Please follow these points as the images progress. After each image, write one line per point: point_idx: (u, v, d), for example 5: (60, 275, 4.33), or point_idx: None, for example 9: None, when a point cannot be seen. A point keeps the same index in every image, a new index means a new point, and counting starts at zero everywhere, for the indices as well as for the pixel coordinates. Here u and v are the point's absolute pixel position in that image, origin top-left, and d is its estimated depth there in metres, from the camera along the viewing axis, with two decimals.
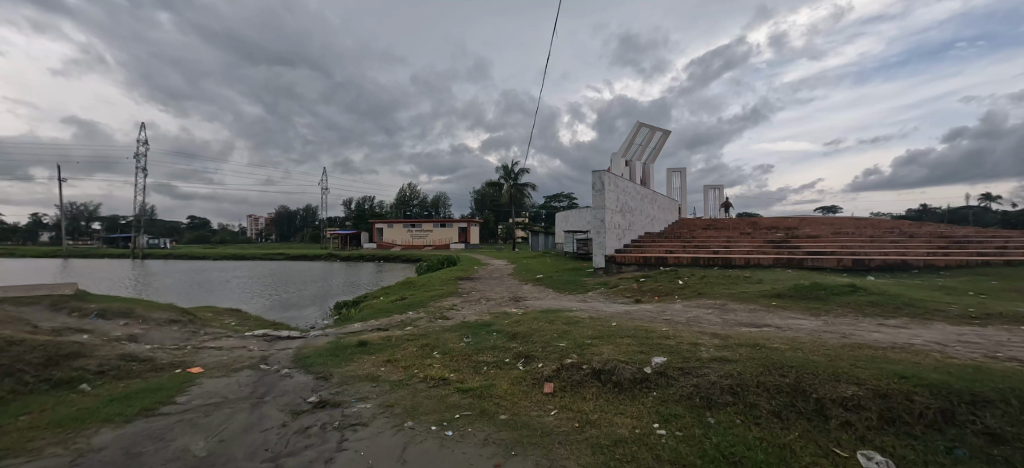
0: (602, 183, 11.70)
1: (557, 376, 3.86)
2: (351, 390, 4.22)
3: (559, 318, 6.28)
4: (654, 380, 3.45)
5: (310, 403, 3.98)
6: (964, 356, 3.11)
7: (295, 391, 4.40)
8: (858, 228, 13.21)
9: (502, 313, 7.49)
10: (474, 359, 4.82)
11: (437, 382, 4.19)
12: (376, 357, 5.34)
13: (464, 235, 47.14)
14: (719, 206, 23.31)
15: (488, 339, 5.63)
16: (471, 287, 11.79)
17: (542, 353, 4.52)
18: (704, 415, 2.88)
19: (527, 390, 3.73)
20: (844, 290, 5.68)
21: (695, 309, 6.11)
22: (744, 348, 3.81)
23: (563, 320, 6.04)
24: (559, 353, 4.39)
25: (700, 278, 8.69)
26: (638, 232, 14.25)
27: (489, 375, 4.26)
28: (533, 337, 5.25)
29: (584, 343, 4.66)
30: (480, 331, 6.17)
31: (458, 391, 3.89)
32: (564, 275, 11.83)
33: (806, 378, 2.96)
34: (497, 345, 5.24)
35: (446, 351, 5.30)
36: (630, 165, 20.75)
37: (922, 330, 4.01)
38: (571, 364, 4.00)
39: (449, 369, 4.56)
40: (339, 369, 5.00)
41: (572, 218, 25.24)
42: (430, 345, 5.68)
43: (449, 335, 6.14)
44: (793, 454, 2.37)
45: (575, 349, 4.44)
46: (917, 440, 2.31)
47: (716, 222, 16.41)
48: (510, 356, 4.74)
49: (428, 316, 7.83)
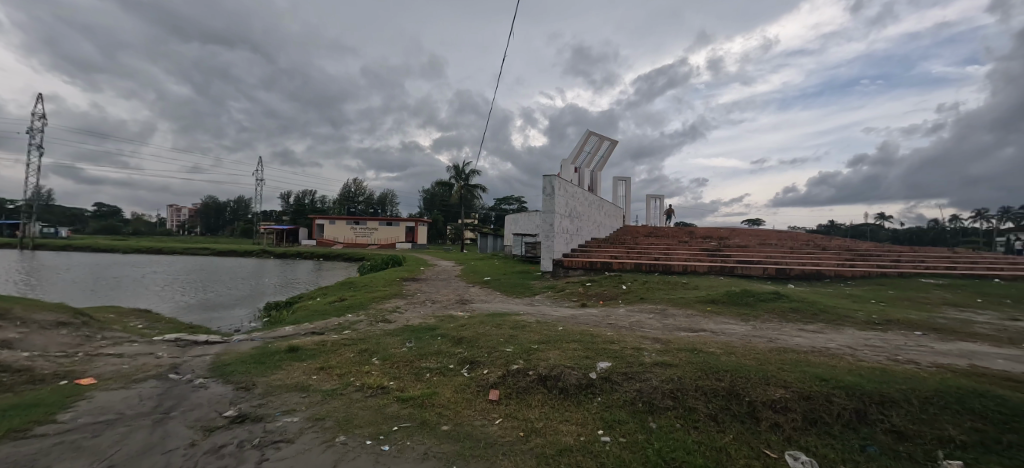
0: (552, 188, 11.86)
1: (503, 382, 3.74)
2: (277, 402, 3.79)
3: (506, 322, 6.19)
4: (599, 385, 3.44)
5: (226, 418, 3.50)
6: (871, 359, 3.44)
7: (210, 403, 3.86)
8: (779, 240, 14.56)
9: (448, 316, 7.25)
10: (416, 366, 4.56)
11: (375, 391, 3.89)
12: (308, 364, 4.88)
13: (411, 235, 45.76)
14: (660, 215, 24.69)
15: (432, 343, 5.38)
16: (415, 288, 11.36)
17: (487, 359, 4.38)
18: (646, 420, 2.91)
19: (470, 398, 3.57)
20: (770, 297, 6.15)
21: (638, 314, 6.30)
22: (683, 352, 3.94)
23: (510, 324, 5.95)
24: (505, 359, 4.28)
25: (642, 284, 9.05)
26: (585, 237, 14.65)
27: (431, 382, 4.04)
28: (479, 342, 5.09)
29: (531, 347, 4.59)
30: (425, 335, 5.90)
31: (398, 401, 3.64)
32: (512, 278, 11.80)
33: (739, 382, 3.09)
34: (442, 350, 5.02)
35: (387, 357, 4.98)
36: (579, 172, 21.33)
37: (835, 334, 4.42)
38: (517, 369, 3.90)
39: (389, 377, 4.27)
40: (264, 378, 4.50)
41: (522, 222, 25.42)
42: (369, 350, 5.31)
43: (391, 339, 5.79)
44: (728, 456, 2.44)
45: (521, 354, 4.35)
46: (835, 439, 2.47)
47: (657, 230, 17.32)
48: (454, 361, 4.55)
49: (369, 319, 7.37)
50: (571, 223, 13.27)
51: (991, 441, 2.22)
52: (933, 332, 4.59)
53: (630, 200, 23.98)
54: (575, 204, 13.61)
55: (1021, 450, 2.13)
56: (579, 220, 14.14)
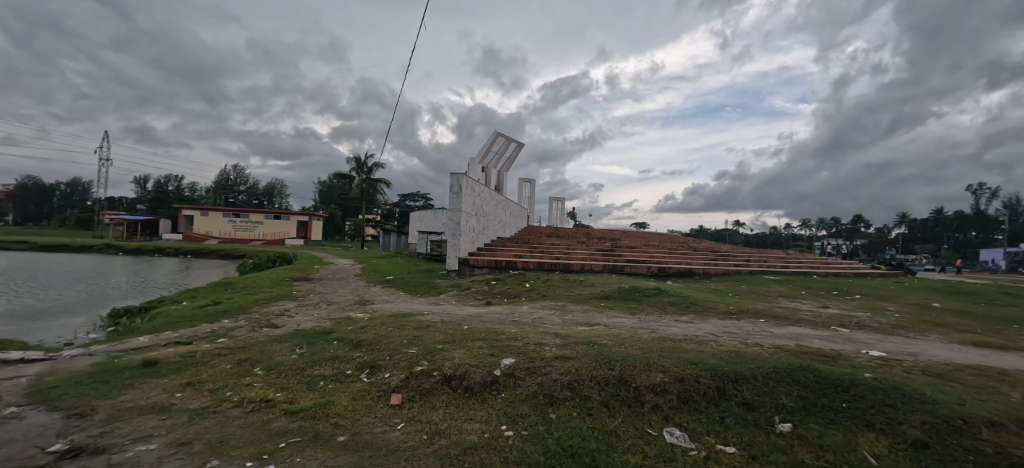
0: (460, 186, 11.76)
1: (406, 385, 3.55)
2: (125, 429, 3.04)
3: (411, 322, 5.92)
4: (502, 382, 3.47)
5: (49, 453, 2.69)
6: (729, 344, 4.08)
7: (23, 438, 2.93)
8: (660, 241, 16.58)
9: (346, 318, 6.67)
10: (308, 374, 4.09)
11: (257, 406, 3.37)
12: (169, 380, 4.03)
13: (305, 231, 41.35)
14: (561, 217, 26.25)
15: (328, 348, 4.88)
16: (309, 288, 10.26)
17: (390, 361, 4.13)
18: (547, 411, 3.02)
19: (369, 405, 3.31)
20: (653, 292, 6.94)
21: (540, 311, 6.58)
22: (580, 345, 4.21)
23: (414, 325, 5.71)
24: (409, 360, 4.08)
25: (544, 282, 9.49)
26: (491, 236, 14.85)
27: (325, 391, 3.65)
28: (381, 344, 4.78)
29: (435, 348, 4.45)
30: (319, 339, 5.33)
31: (285, 414, 3.20)
32: (417, 277, 11.41)
33: (627, 369, 3.39)
34: (337, 355, 4.59)
35: (272, 366, 4.37)
36: (486, 171, 21.57)
37: (703, 323, 5.17)
38: (421, 371, 3.74)
39: (275, 388, 3.75)
40: (105, 400, 3.58)
41: (427, 219, 24.78)
42: (250, 360, 4.60)
43: (277, 346, 5.11)
44: (617, 438, 2.65)
45: (425, 355, 4.20)
46: (701, 414, 2.86)
47: (558, 231, 18.37)
48: (352, 367, 4.19)
49: (250, 324, 6.42)
50: (477, 222, 13.31)
51: (808, 403, 2.79)
52: (769, 318, 5.66)
53: (534, 202, 25.04)
54: (482, 203, 13.70)
55: (826, 409, 2.71)
56: (486, 219, 14.28)
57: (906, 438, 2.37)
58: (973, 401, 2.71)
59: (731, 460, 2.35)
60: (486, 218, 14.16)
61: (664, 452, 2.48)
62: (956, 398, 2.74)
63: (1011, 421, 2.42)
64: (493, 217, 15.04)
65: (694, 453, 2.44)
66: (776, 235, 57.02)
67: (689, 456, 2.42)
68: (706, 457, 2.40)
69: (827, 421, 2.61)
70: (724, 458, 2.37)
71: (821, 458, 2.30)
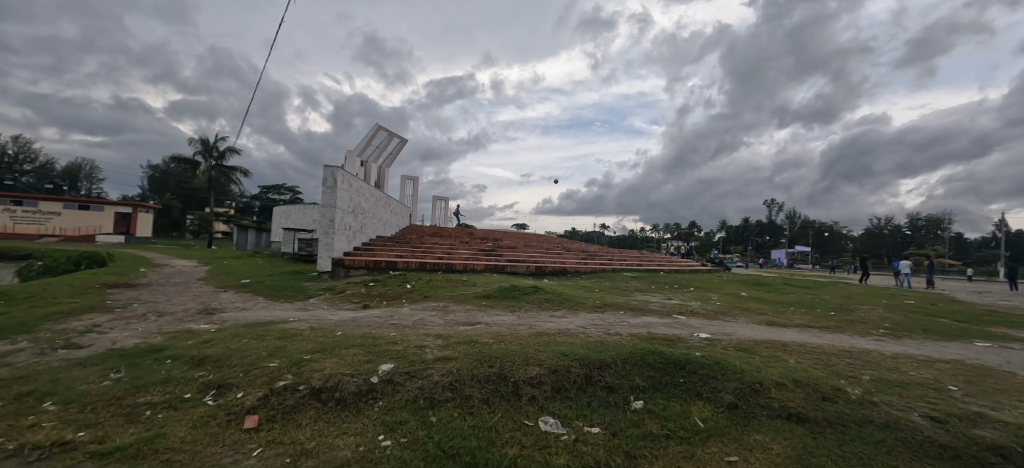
0: (336, 180, 10.67)
1: (263, 405, 3.01)
2: None
3: (271, 332, 5.09)
4: (379, 389, 3.21)
5: None
6: (595, 335, 4.53)
7: None
8: (538, 242, 17.70)
9: (186, 331, 5.39)
10: (128, 404, 3.14)
11: (50, 453, 2.45)
12: None
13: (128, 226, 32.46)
14: (445, 217, 26.04)
15: (159, 370, 3.84)
16: (131, 297, 8.01)
17: (243, 379, 3.45)
18: (427, 415, 2.89)
19: (214, 433, 2.71)
20: (531, 290, 7.32)
21: (421, 312, 6.34)
22: (462, 345, 4.17)
23: (275, 335, 4.92)
24: (268, 375, 3.47)
25: (427, 282, 9.22)
26: (369, 235, 13.85)
27: (151, 423, 2.85)
28: (234, 359, 3.97)
29: (301, 358, 3.90)
30: (145, 360, 4.17)
31: (94, 459, 2.39)
32: (282, 279, 9.94)
33: (507, 365, 3.48)
34: (172, 376, 3.64)
35: (73, 399, 3.23)
36: (366, 165, 20.07)
37: (574, 317, 5.65)
38: (283, 387, 3.22)
39: (70, 427, 2.78)
40: None
41: (294, 215, 21.92)
42: (36, 394, 3.33)
43: (81, 373, 3.82)
44: (497, 433, 2.67)
45: (289, 367, 3.63)
46: (572, 400, 3.08)
47: (441, 230, 18.14)
48: (192, 389, 3.37)
49: (37, 346, 4.67)
50: (354, 220, 12.25)
51: (656, 381, 3.24)
52: (626, 310, 6.49)
53: (417, 200, 24.27)
54: (360, 199, 12.66)
55: (670, 384, 3.19)
56: (365, 217, 13.25)
57: (723, 402, 2.93)
58: (764, 367, 3.50)
59: (597, 439, 2.57)
60: (364, 215, 13.14)
61: (540, 441, 2.58)
62: (753, 366, 3.50)
63: (786, 380, 3.19)
64: (372, 215, 14.06)
65: (565, 438, 2.60)
66: (631, 237, 66.27)
67: (561, 441, 2.57)
68: (576, 439, 2.58)
69: (669, 394, 3.06)
70: (591, 438, 2.58)
71: (666, 427, 2.68)
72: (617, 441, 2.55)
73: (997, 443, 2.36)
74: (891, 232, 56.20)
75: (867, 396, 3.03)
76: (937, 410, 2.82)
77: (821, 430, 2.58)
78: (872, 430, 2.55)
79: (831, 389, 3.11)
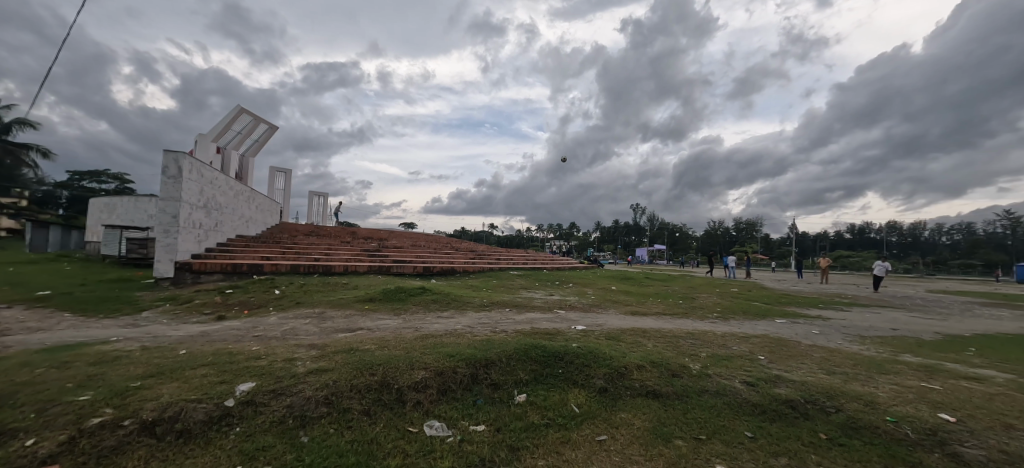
0: (181, 168, 8.80)
1: (63, 452, 2.26)
2: None
3: (81, 357, 3.89)
4: (236, 413, 2.70)
5: None
6: (482, 333, 4.57)
7: None
8: (426, 242, 17.29)
9: None
10: None
11: None
12: None
13: None
14: (324, 215, 23.69)
15: None
16: None
17: (31, 422, 2.54)
18: (296, 436, 2.52)
19: None
20: (418, 291, 7.06)
21: (292, 321, 5.58)
22: (339, 354, 3.78)
23: (88, 360, 3.78)
24: (70, 413, 2.62)
25: (299, 287, 8.20)
26: (227, 235, 11.76)
27: None
28: (26, 397, 2.90)
29: (126, 386, 3.05)
30: None
31: None
32: (100, 288, 7.77)
33: (390, 372, 3.26)
34: None
35: None
36: (222, 152, 17.04)
37: (462, 317, 5.62)
38: (93, 426, 2.46)
39: None
40: None
41: (116, 208, 17.42)
42: None
43: None
44: (379, 445, 2.47)
45: (105, 399, 2.81)
46: (458, 401, 3.03)
47: (318, 229, 16.39)
48: None
49: None
50: (207, 216, 10.26)
51: (538, 373, 3.39)
52: (512, 307, 6.71)
53: (289, 195, 21.53)
54: (215, 191, 10.66)
55: (550, 375, 3.37)
56: (221, 212, 11.20)
57: (595, 387, 3.20)
58: (628, 353, 3.95)
59: (482, 437, 2.56)
60: (220, 211, 11.10)
61: (425, 447, 2.46)
62: (620, 352, 3.93)
63: (645, 363, 3.64)
64: (232, 211, 11.99)
65: (451, 440, 2.53)
66: (519, 237, 69.37)
67: (447, 443, 2.49)
68: (462, 440, 2.53)
69: (549, 385, 3.23)
70: (476, 437, 2.56)
71: (546, 416, 2.82)
72: (502, 436, 2.58)
73: (788, 397, 3.05)
74: (719, 234, 69.65)
75: (704, 370, 3.64)
76: (750, 376, 3.53)
77: (672, 402, 3.00)
78: (708, 397, 3.07)
79: (678, 366, 3.66)
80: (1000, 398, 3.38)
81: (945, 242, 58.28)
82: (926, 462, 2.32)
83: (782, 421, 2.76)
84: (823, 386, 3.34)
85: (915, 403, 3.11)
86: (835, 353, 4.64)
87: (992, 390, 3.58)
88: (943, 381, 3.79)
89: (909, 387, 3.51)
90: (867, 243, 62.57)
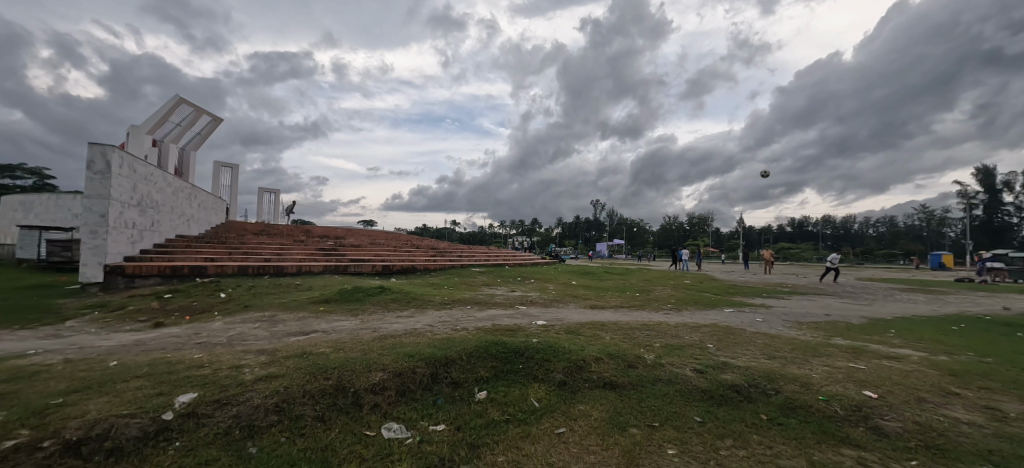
0: (110, 162, 8.00)
1: None
2: None
3: None
4: (175, 426, 2.49)
5: None
6: (442, 332, 4.50)
7: None
8: (386, 240, 16.82)
9: None
10: None
11: None
12: None
13: None
14: (275, 212, 22.44)
15: None
16: None
17: None
18: (243, 447, 2.37)
19: None
20: (376, 290, 6.85)
21: (239, 326, 5.23)
22: (291, 359, 3.59)
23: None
24: None
25: (248, 290, 7.71)
26: (165, 235, 10.86)
27: None
28: None
29: (46, 404, 2.73)
30: None
31: None
32: (13, 295, 6.92)
33: (346, 375, 3.13)
34: None
35: None
36: (157, 145, 15.67)
37: (422, 316, 5.51)
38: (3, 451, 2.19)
39: None
40: None
41: (31, 206, 15.56)
42: None
43: None
44: (333, 452, 2.37)
45: (18, 420, 2.50)
46: (417, 401, 2.97)
47: (269, 228, 15.48)
48: None
49: None
50: (141, 215, 9.40)
51: (498, 370, 3.39)
52: (473, 304, 6.67)
53: (236, 192, 20.21)
54: (151, 188, 9.78)
55: (511, 371, 3.37)
56: (158, 211, 10.31)
57: (554, 381, 3.25)
58: (587, 346, 4.04)
59: (441, 436, 2.52)
60: (157, 209, 10.20)
61: (382, 450, 2.39)
62: (579, 346, 4.01)
63: (603, 355, 3.74)
64: (170, 209, 11.07)
65: (410, 441, 2.48)
66: (483, 234, 69.19)
67: (406, 445, 2.43)
68: (421, 441, 2.48)
69: (510, 381, 3.24)
70: (435, 437, 2.52)
71: (506, 412, 2.82)
72: (462, 434, 2.55)
73: (734, 382, 3.24)
74: (675, 229, 72.90)
75: (658, 359, 3.79)
76: (700, 363, 3.72)
77: (628, 392, 3.10)
78: (661, 386, 3.20)
79: (634, 357, 3.79)
80: (914, 374, 3.77)
81: (870, 234, 64.28)
82: (852, 435, 2.54)
83: (728, 405, 2.93)
84: (765, 370, 3.57)
85: (844, 382, 3.40)
86: (775, 339, 4.98)
87: (908, 367, 3.99)
88: (868, 360, 4.17)
89: (839, 368, 3.84)
90: (805, 236, 67.79)
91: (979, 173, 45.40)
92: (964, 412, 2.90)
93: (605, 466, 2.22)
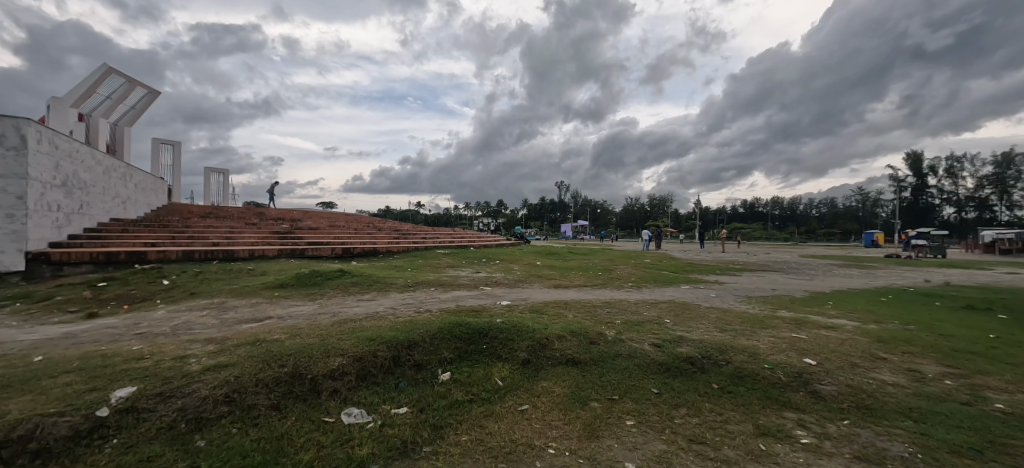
0: (26, 137, 7.11)
1: None
2: None
3: None
4: (113, 422, 2.29)
5: None
6: (405, 314, 4.43)
7: None
8: (347, 222, 16.24)
9: None
10: None
11: None
12: None
13: None
14: (224, 193, 21.03)
15: None
16: None
17: None
18: (191, 441, 2.22)
19: None
20: (336, 274, 6.61)
21: (184, 314, 4.88)
22: (243, 347, 3.38)
23: None
24: None
25: (194, 276, 7.22)
26: (98, 218, 9.89)
27: None
28: None
29: None
30: None
31: None
32: None
33: (303, 362, 2.98)
34: None
35: None
36: (84, 119, 14.15)
37: (385, 299, 5.41)
38: None
39: None
40: None
41: None
42: None
43: None
44: (290, 441, 2.27)
45: None
46: (378, 385, 2.89)
47: (217, 209, 14.46)
48: None
49: None
50: (66, 196, 8.47)
51: (463, 350, 3.36)
52: (437, 286, 6.60)
53: (180, 171, 18.74)
54: (76, 165, 8.78)
55: (474, 352, 3.36)
56: (87, 191, 9.33)
57: (518, 360, 3.27)
58: (550, 324, 4.08)
59: (403, 419, 2.48)
60: (84, 189, 9.20)
61: (342, 436, 2.32)
62: (543, 325, 4.05)
63: (565, 333, 3.79)
64: (101, 189, 10.04)
65: (370, 426, 2.41)
66: (450, 216, 68.59)
67: (366, 429, 2.38)
68: (382, 425, 2.42)
69: (473, 362, 3.22)
70: (398, 420, 2.47)
71: (471, 392, 2.82)
72: (424, 416, 2.52)
73: (689, 355, 3.39)
74: (637, 210, 75.37)
75: (619, 336, 3.90)
76: (657, 338, 3.86)
77: (589, 368, 3.17)
78: (621, 361, 3.30)
79: (596, 334, 3.87)
80: (849, 342, 4.11)
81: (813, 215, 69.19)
82: (792, 399, 2.74)
83: (683, 376, 3.07)
84: (717, 343, 3.76)
85: (787, 351, 3.63)
86: (728, 313, 5.27)
87: (843, 336, 4.35)
88: (809, 331, 4.51)
89: (784, 338, 4.10)
90: (756, 217, 72.10)
91: (910, 159, 49.70)
92: (890, 375, 3.20)
93: (567, 438, 2.27)
